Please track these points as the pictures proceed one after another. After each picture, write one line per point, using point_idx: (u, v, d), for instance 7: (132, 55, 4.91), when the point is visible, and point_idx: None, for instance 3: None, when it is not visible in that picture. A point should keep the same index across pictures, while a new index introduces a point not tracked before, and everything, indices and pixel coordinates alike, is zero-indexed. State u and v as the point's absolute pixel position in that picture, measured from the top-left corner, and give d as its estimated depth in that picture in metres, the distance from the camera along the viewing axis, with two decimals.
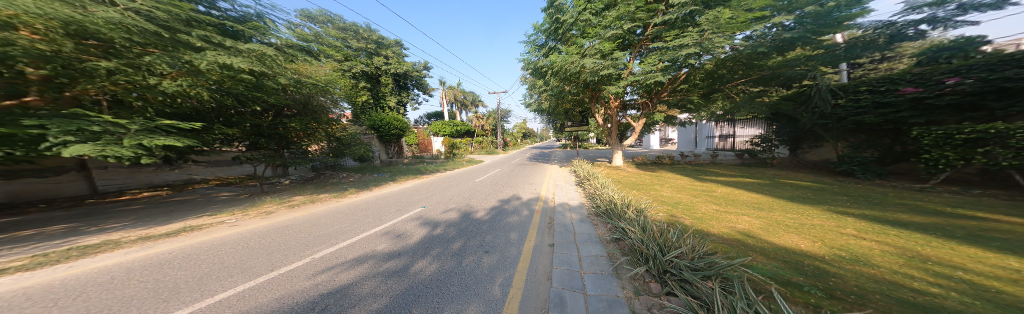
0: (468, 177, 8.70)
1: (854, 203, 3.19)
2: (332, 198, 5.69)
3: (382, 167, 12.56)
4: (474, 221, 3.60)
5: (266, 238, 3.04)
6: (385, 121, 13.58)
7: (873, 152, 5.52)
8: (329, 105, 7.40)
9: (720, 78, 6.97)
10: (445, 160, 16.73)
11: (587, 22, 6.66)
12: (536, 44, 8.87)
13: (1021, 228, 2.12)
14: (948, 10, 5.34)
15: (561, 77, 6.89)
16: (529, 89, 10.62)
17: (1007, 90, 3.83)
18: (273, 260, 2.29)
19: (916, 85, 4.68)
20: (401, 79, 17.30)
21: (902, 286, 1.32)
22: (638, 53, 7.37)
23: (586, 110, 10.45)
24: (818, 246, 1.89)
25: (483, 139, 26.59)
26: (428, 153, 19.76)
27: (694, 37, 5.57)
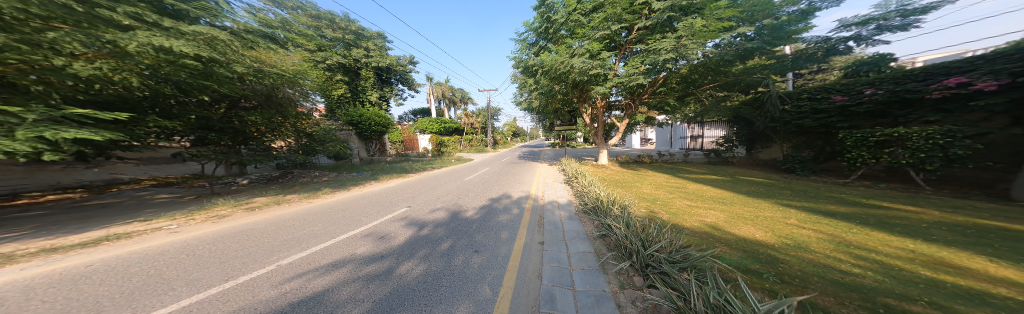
0: (457, 176, 8.51)
1: (798, 196, 3.71)
2: (301, 199, 5.20)
3: (360, 165, 11.69)
4: (463, 220, 3.54)
5: (222, 245, 2.70)
6: (364, 116, 12.70)
7: (811, 151, 6.43)
8: (298, 98, 6.70)
9: (693, 82, 7.53)
10: (432, 158, 16.15)
11: (576, 22, 6.74)
12: (527, 43, 8.95)
13: (916, 216, 2.65)
14: (868, 29, 6.40)
15: (551, 76, 7.01)
16: (520, 87, 10.60)
17: (907, 100, 4.67)
18: (232, 269, 2.05)
19: (843, 94, 5.57)
20: (383, 73, 16.17)
21: (833, 268, 1.60)
22: (622, 55, 7.65)
23: (573, 109, 10.69)
24: (770, 236, 2.18)
25: (471, 137, 26.04)
26: (411, 151, 19.82)
27: (675, 43, 5.91)
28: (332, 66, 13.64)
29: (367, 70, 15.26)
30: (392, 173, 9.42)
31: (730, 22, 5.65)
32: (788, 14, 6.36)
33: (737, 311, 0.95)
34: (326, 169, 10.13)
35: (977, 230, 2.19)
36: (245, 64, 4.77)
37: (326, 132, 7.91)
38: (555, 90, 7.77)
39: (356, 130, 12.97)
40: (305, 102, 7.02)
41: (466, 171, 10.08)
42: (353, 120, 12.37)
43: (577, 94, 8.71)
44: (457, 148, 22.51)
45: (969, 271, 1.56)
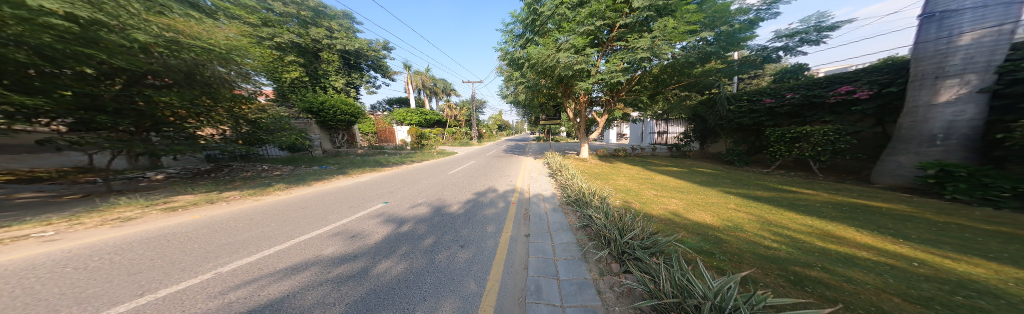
0: (440, 170, 8.16)
1: (738, 184, 4.45)
2: (245, 197, 4.43)
3: (323, 159, 10.33)
4: (446, 215, 3.44)
5: (134, 252, 2.18)
6: (327, 104, 11.26)
7: (745, 145, 7.68)
8: (238, 80, 5.41)
9: (663, 82, 8.11)
10: (410, 151, 15.05)
11: (563, 16, 6.73)
12: (513, 35, 8.82)
13: (813, 197, 3.43)
14: (793, 41, 7.64)
15: (538, 70, 7.03)
16: (505, 80, 10.38)
17: (813, 104, 5.81)
18: (150, 281, 1.67)
19: (772, 98, 6.65)
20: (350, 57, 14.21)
21: (760, 244, 2.02)
22: (604, 52, 7.81)
23: (558, 104, 10.86)
24: (716, 219, 2.60)
25: (453, 130, 25.06)
26: (387, 143, 18.50)
27: (653, 43, 6.27)
28: (282, 44, 11.35)
29: (330, 52, 13.28)
30: (364, 167, 8.57)
31: (696, 26, 6.14)
32: (739, 23, 7.19)
33: (700, 293, 1.13)
34: (279, 162, 8.73)
35: (849, 207, 2.95)
36: (149, 32, 3.61)
37: (275, 119, 6.70)
38: (540, 84, 7.79)
39: (317, 119, 11.34)
40: (246, 84, 5.63)
41: (449, 164, 9.72)
42: (311, 105, 10.73)
43: (561, 89, 8.79)
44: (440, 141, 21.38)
45: (842, 239, 2.10)
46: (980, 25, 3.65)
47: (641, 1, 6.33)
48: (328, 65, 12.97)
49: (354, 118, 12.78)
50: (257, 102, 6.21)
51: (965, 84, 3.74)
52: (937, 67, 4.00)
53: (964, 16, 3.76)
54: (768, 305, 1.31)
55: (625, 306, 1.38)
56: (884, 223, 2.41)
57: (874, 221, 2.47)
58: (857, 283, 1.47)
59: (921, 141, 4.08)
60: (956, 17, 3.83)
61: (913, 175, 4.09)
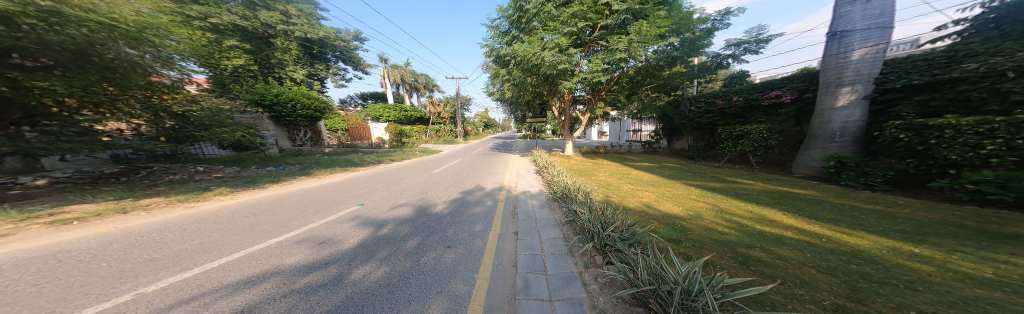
0: (423, 169, 7.78)
1: (698, 177, 5.04)
2: (178, 205, 3.69)
3: (281, 158, 9.04)
4: (431, 215, 3.31)
5: (8, 275, 1.68)
6: (285, 97, 9.75)
7: (702, 142, 8.67)
8: (163, 68, 4.36)
9: (637, 83, 8.61)
10: (388, 149, 13.95)
11: (548, 15, 6.81)
12: (500, 31, 8.82)
13: (754, 187, 4.06)
14: (739, 50, 8.73)
15: (523, 68, 7.10)
16: (491, 77, 10.21)
17: (754, 106, 6.79)
18: (37, 308, 1.30)
19: (723, 100, 7.64)
20: (313, 45, 12.57)
21: (714, 230, 2.34)
22: (587, 53, 8.04)
23: (544, 102, 11.03)
24: (682, 209, 2.94)
25: (437, 127, 24.28)
26: (360, 141, 17.24)
27: (630, 47, 6.63)
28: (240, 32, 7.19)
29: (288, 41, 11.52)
30: (333, 167, 7.74)
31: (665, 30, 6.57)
32: (698, 31, 7.99)
33: (671, 278, 1.25)
34: (219, 163, 7.36)
35: (779, 194, 3.55)
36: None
37: (214, 113, 5.61)
38: (527, 82, 7.82)
39: (271, 113, 9.81)
40: (168, 71, 4.44)
41: (433, 163, 9.32)
42: (262, 97, 9.11)
43: (547, 88, 8.90)
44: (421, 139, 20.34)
45: (774, 222, 2.54)
46: (866, 44, 4.58)
47: (621, 4, 6.62)
48: (285, 52, 11.32)
49: (320, 115, 11.31)
50: (188, 91, 5.12)
51: (856, 92, 4.71)
52: (838, 77, 4.92)
53: (856, 36, 4.66)
54: (725, 285, 1.54)
55: (608, 296, 1.48)
56: (804, 207, 2.96)
57: (795, 205, 3.03)
58: (786, 258, 1.79)
59: (826, 138, 5.02)
60: (851, 36, 4.72)
61: (820, 165, 5.08)
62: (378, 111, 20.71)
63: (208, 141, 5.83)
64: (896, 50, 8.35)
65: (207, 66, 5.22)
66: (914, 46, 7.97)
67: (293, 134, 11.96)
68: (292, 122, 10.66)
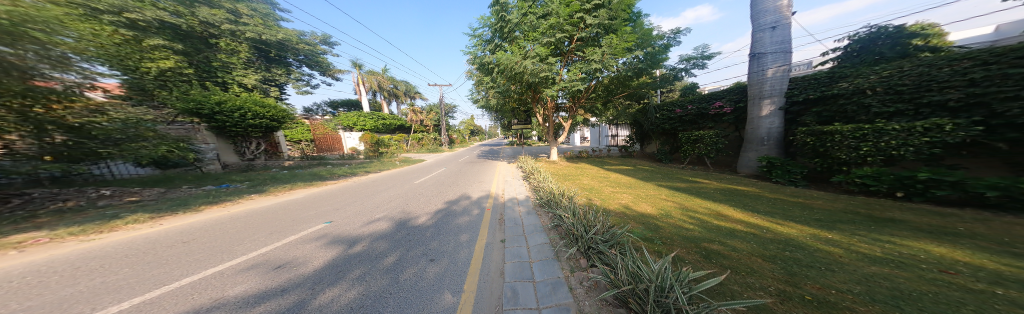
0: (404, 179, 7.32)
1: (667, 178, 5.57)
2: (75, 237, 2.90)
3: (224, 175, 7.69)
4: (412, 228, 3.10)
5: None
6: (231, 104, 8.23)
7: (667, 146, 9.62)
8: (59, 75, 3.45)
9: (612, 92, 9.29)
10: (364, 161, 12.81)
11: (529, 25, 7.12)
12: (482, 39, 9.02)
13: (711, 185, 4.63)
14: (690, 64, 10.01)
15: (507, 75, 7.24)
16: (475, 84, 10.21)
17: (705, 114, 7.81)
18: None
19: (681, 108, 8.63)
20: (270, 48, 11.04)
21: (681, 227, 2.61)
22: (566, 62, 8.44)
23: (529, 109, 11.32)
24: (656, 209, 3.21)
25: (419, 136, 23.79)
26: (330, 152, 15.71)
27: (603, 58, 7.16)
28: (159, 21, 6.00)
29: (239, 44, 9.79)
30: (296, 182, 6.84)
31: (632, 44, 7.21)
32: (658, 46, 8.94)
33: (646, 277, 1.34)
34: (135, 184, 5.98)
35: (730, 191, 4.12)
36: None
37: (128, 123, 4.45)
38: (511, 90, 7.98)
39: (211, 124, 8.37)
40: (61, 74, 3.47)
41: (416, 173, 8.85)
42: (199, 106, 7.51)
43: (530, 95, 9.14)
44: (401, 148, 19.23)
45: (727, 216, 2.93)
46: (775, 65, 5.60)
47: (594, 19, 7.15)
48: (233, 55, 9.51)
49: (277, 125, 9.84)
50: (90, 98, 4.05)
51: (773, 103, 5.68)
52: (759, 91, 5.88)
53: (769, 57, 5.67)
54: (694, 278, 1.73)
55: (593, 299, 1.54)
56: (748, 202, 3.49)
57: (743, 201, 3.52)
58: (738, 249, 2.08)
59: (756, 142, 5.96)
60: (765, 57, 5.73)
61: (755, 165, 6.01)
62: (351, 120, 19.09)
63: (119, 159, 4.69)
64: (800, 70, 10.49)
65: (124, 69, 4.28)
66: (811, 67, 10.11)
67: (242, 147, 10.42)
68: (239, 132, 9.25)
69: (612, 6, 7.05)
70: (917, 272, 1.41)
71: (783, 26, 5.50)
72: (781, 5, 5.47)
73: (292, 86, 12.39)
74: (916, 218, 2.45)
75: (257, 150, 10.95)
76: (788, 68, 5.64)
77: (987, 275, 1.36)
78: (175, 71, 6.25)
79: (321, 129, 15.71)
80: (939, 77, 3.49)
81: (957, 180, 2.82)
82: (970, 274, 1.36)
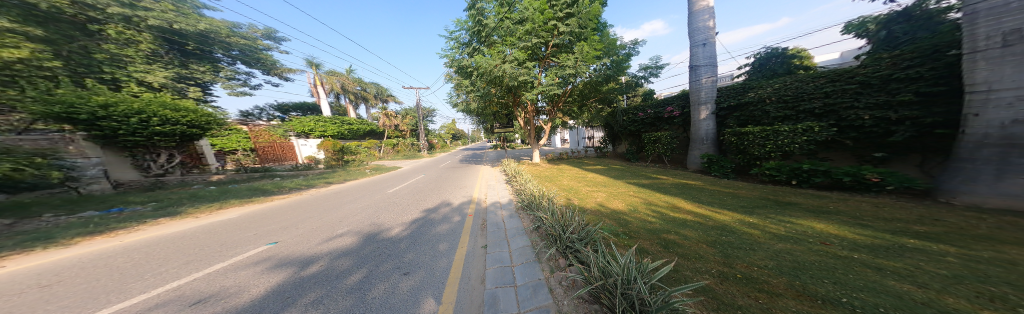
0: (376, 189, 6.78)
1: (633, 176, 6.13)
2: None
3: (119, 197, 6.07)
4: (382, 241, 2.88)
5: None
6: (127, 103, 6.38)
7: (634, 146, 10.57)
8: None
9: (586, 96, 9.84)
10: (328, 171, 11.46)
11: (506, 30, 7.40)
12: (461, 42, 9.26)
13: (668, 181, 5.23)
14: (648, 72, 11.24)
15: (486, 79, 7.36)
16: (455, 88, 10.10)
17: (662, 117, 8.79)
18: None
19: (642, 112, 9.57)
20: (187, 40, 8.21)
21: (643, 220, 2.91)
22: (543, 67, 8.75)
23: (510, 113, 11.44)
24: (625, 205, 3.52)
25: (392, 141, 22.24)
26: (276, 162, 13.85)
27: (576, 64, 7.55)
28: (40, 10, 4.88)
29: None
30: (234, 200, 5.76)
31: (600, 52, 7.73)
32: (622, 55, 9.88)
33: (615, 271, 1.46)
34: None
35: (682, 185, 4.70)
36: None
37: None
38: (490, 93, 8.06)
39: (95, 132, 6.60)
40: None
41: (391, 181, 8.26)
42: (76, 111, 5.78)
43: (511, 99, 9.29)
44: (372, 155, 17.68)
45: (682, 208, 3.34)
46: (707, 76, 6.61)
47: (566, 27, 7.50)
48: None
49: (200, 133, 8.36)
50: None
51: (707, 109, 6.66)
52: (697, 98, 6.85)
53: (703, 69, 6.65)
54: (655, 267, 1.94)
55: (571, 297, 1.61)
56: (696, 194, 4.03)
57: (693, 194, 4.04)
58: (688, 237, 2.38)
59: (699, 142, 6.88)
60: (700, 69, 6.69)
61: (698, 162, 6.96)
62: (308, 125, 16.78)
63: None
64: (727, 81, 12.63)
65: None
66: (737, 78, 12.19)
67: (144, 161, 8.49)
68: (140, 142, 7.60)
69: (582, 15, 7.48)
70: (808, 246, 1.80)
71: (711, 44, 6.54)
72: (709, 26, 6.51)
73: (222, 87, 9.61)
74: (807, 201, 3.12)
75: (168, 164, 9.02)
76: (716, 79, 6.68)
77: (848, 243, 1.80)
78: (52, 64, 4.87)
79: (268, 136, 13.57)
80: (813, 90, 4.53)
81: (828, 169, 3.69)
82: (839, 244, 1.78)
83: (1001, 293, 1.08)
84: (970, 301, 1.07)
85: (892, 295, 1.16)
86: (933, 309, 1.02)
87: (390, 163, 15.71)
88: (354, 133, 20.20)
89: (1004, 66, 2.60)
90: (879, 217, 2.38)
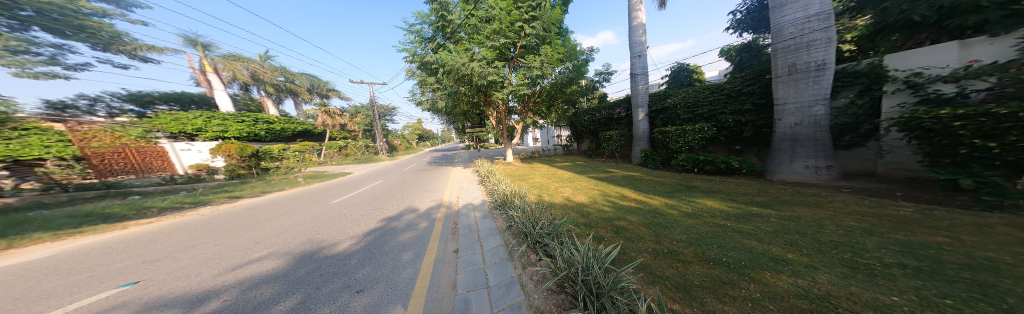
0: (324, 199, 5.86)
1: (593, 170, 6.85)
2: None
3: None
4: (328, 259, 2.54)
5: None
6: None
7: (593, 144, 11.74)
8: None
9: (553, 99, 10.37)
10: (256, 181, 9.21)
11: (473, 28, 7.42)
12: (423, 37, 8.95)
13: (619, 173, 6.07)
14: (602, 77, 12.61)
15: (454, 77, 7.26)
16: (420, 85, 9.56)
17: (613, 118, 10.03)
18: None
19: (599, 113, 10.71)
20: None
21: (599, 209, 3.35)
22: (512, 67, 8.86)
23: (481, 112, 11.27)
24: (585, 198, 3.94)
25: (337, 143, 19.16)
26: (146, 174, 9.81)
27: (542, 66, 7.89)
28: None
29: None
30: (84, 226, 4.11)
31: (562, 53, 8.09)
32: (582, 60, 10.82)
33: (577, 260, 1.65)
34: None
35: (629, 177, 5.53)
36: None
37: None
38: (459, 92, 7.97)
39: None
40: None
41: (345, 188, 7.25)
42: None
43: (482, 98, 9.19)
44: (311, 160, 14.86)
45: (632, 196, 3.93)
46: (642, 83, 7.86)
47: (531, 29, 7.70)
48: None
49: None
50: None
51: (643, 111, 7.90)
52: (636, 102, 8.05)
53: (639, 78, 7.85)
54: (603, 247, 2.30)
55: (540, 291, 1.75)
56: (638, 183, 4.81)
57: (637, 183, 4.79)
58: (633, 222, 2.83)
59: (639, 140, 8.10)
60: (638, 77, 7.88)
61: (639, 157, 8.16)
62: (193, 123, 11.54)
63: None
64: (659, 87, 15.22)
65: None
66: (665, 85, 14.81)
67: None
68: None
69: (545, 19, 7.68)
70: (706, 220, 2.60)
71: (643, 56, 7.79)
72: (642, 41, 7.75)
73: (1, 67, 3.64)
74: (710, 186, 4.10)
75: None
76: (648, 87, 7.96)
77: (725, 214, 2.72)
78: None
79: (111, 140, 7.12)
80: None
81: None
82: (719, 216, 2.65)
83: (796, 241, 1.95)
84: (785, 251, 1.79)
85: (751, 252, 1.84)
86: (770, 260, 1.68)
87: (335, 170, 13.49)
88: (272, 133, 15.34)
89: (807, 87, 4.31)
90: (745, 199, 3.33)
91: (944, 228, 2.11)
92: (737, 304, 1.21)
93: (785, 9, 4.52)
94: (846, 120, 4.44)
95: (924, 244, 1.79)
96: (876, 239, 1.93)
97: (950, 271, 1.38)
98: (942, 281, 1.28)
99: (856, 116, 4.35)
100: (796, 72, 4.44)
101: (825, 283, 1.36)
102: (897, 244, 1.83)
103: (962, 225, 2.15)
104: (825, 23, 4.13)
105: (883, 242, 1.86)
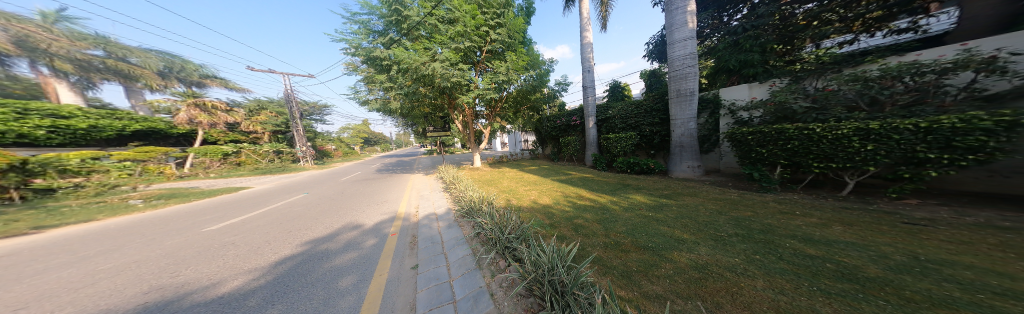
0: (214, 223, 4.26)
1: (554, 173, 7.28)
2: None
3: None
4: (207, 304, 1.75)
5: None
6: None
7: (554, 148, 12.45)
8: None
9: (519, 105, 10.57)
10: (87, 205, 6.05)
11: (433, 27, 6.91)
12: (371, 30, 7.94)
13: (574, 175, 6.65)
14: (561, 87, 13.64)
15: (413, 76, 6.56)
16: (370, 81, 8.27)
17: (571, 125, 10.92)
18: None
19: (559, 119, 11.49)
20: None
21: (556, 209, 3.53)
22: (480, 70, 8.65)
23: (445, 115, 10.52)
24: (550, 200, 4.03)
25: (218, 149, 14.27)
26: None
27: (508, 72, 7.80)
28: None
29: None
30: None
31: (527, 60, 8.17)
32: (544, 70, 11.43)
33: (544, 261, 1.57)
34: None
35: (583, 178, 6.11)
36: None
37: None
38: (418, 92, 7.19)
39: None
40: None
41: (254, 207, 5.48)
42: None
43: (446, 100, 8.61)
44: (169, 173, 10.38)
45: (590, 195, 4.26)
46: (591, 96, 8.86)
47: (496, 35, 7.68)
48: None
49: None
50: None
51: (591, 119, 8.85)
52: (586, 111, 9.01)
53: (589, 90, 8.84)
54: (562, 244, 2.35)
55: (511, 297, 1.59)
56: (590, 183, 5.32)
57: (591, 183, 5.28)
58: (588, 219, 3.03)
59: (591, 144, 9.06)
60: (589, 90, 8.85)
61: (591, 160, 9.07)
62: None
63: None
64: None
65: None
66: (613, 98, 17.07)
67: None
68: None
69: (509, 26, 7.73)
70: (636, 212, 3.09)
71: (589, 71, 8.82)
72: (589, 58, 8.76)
73: None
74: (638, 183, 4.93)
75: None
76: (597, 99, 8.97)
77: (648, 207, 3.30)
78: None
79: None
80: None
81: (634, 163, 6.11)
82: (641, 209, 3.21)
83: (681, 224, 2.56)
84: (682, 233, 2.29)
85: (665, 236, 2.25)
86: (675, 241, 2.10)
87: (217, 185, 9.79)
88: (66, 132, 9.80)
89: (684, 108, 5.72)
90: (660, 193, 4.08)
91: (751, 205, 3.15)
92: (662, 283, 1.39)
93: (674, 46, 5.76)
94: (704, 133, 6.15)
95: (742, 218, 2.66)
96: (723, 217, 2.70)
97: (755, 235, 2.13)
98: (751, 242, 1.97)
99: (709, 130, 6.09)
100: (679, 95, 5.77)
101: (704, 255, 1.78)
102: (735, 219, 2.63)
103: (757, 201, 3.29)
104: (691, 62, 5.55)
105: (728, 218, 2.65)
